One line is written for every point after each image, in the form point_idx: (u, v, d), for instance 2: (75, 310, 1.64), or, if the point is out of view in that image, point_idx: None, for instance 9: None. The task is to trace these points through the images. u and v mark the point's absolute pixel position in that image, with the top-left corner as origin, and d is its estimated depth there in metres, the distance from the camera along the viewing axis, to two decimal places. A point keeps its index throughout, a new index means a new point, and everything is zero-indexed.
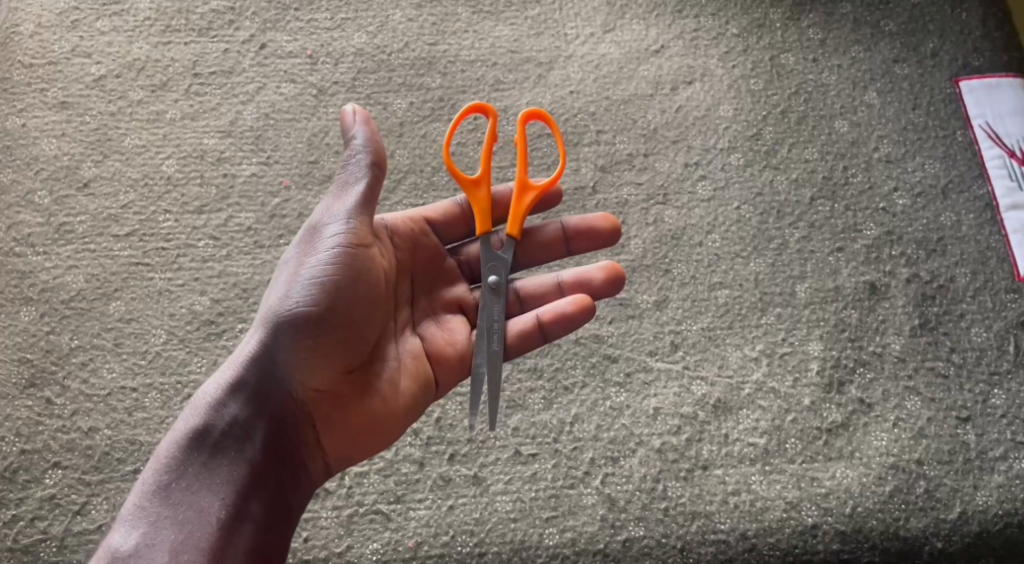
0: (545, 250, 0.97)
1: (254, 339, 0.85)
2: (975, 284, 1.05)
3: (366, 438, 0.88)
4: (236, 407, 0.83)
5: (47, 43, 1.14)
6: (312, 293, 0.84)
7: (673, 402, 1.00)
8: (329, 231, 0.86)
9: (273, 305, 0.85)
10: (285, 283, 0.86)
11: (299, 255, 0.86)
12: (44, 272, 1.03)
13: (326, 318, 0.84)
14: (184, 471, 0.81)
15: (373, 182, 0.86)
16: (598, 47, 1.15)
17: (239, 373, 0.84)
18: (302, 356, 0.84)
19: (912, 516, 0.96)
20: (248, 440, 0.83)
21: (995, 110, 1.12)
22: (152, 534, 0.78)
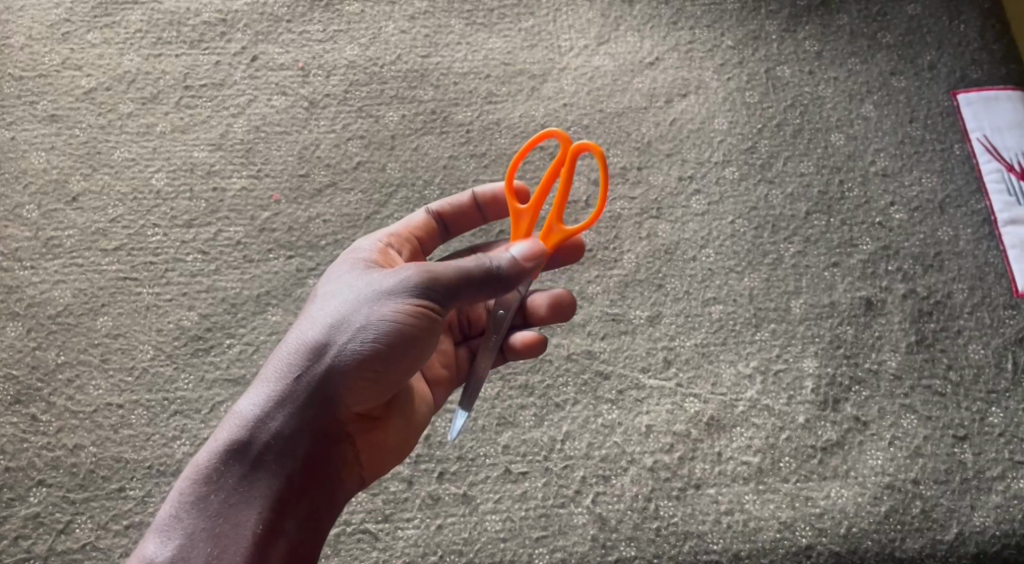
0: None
1: (308, 360, 0.80)
2: (972, 301, 1.03)
3: (395, 454, 0.87)
4: (283, 421, 0.79)
5: (37, 56, 1.13)
6: (382, 336, 0.78)
7: (666, 420, 0.98)
8: (415, 286, 0.79)
9: (338, 330, 0.79)
10: (359, 312, 0.79)
11: (378, 292, 0.80)
12: (29, 287, 1.02)
13: (387, 357, 0.79)
14: (223, 483, 0.78)
15: (486, 270, 0.80)
16: (592, 59, 1.14)
17: (288, 386, 0.80)
18: (358, 385, 0.80)
19: (908, 537, 0.95)
20: (291, 456, 0.80)
21: (993, 124, 1.11)
22: (188, 547, 0.76)
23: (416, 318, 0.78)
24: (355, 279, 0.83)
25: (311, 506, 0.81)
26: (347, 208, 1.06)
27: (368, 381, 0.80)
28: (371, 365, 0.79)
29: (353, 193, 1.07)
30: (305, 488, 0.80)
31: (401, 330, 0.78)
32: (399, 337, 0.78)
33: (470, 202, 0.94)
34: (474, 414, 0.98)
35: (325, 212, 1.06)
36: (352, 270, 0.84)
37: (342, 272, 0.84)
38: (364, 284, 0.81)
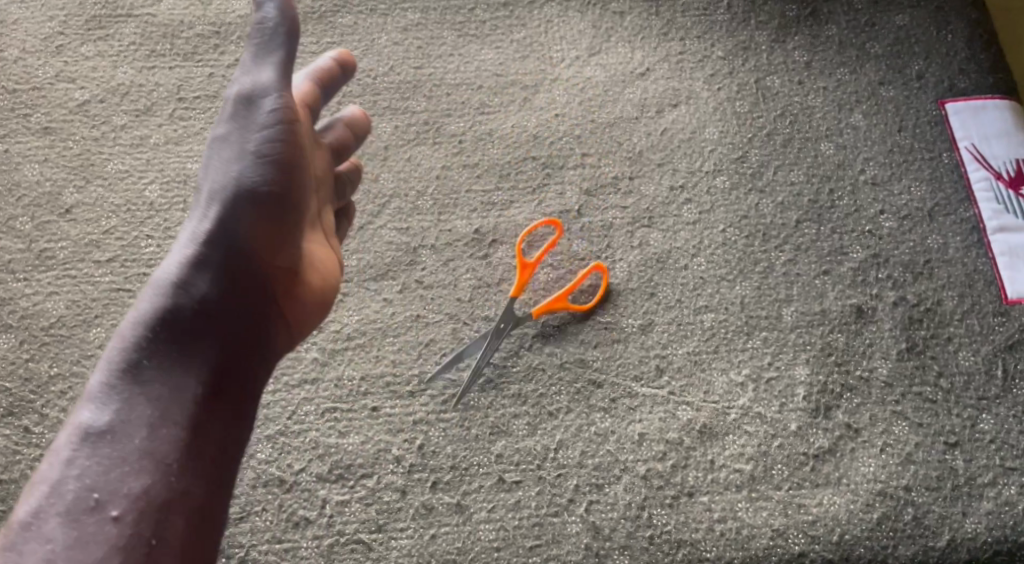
0: (350, 136, 1.00)
1: (211, 212, 0.84)
2: (961, 308, 1.04)
3: (317, 315, 0.89)
4: (206, 283, 0.81)
5: (31, 69, 1.13)
6: (268, 166, 0.84)
7: (659, 428, 0.99)
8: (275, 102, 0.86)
9: (229, 179, 0.84)
10: (240, 156, 0.85)
11: (251, 127, 0.86)
12: (22, 299, 1.02)
13: (282, 191, 0.84)
14: (153, 348, 0.78)
15: (290, 48, 0.89)
16: (583, 70, 1.15)
17: (198, 248, 0.82)
18: (263, 223, 0.83)
19: (901, 544, 0.95)
20: (218, 313, 0.81)
21: (981, 132, 1.12)
22: (126, 410, 0.76)
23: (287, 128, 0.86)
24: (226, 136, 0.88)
25: (250, 363, 0.81)
26: None
27: (270, 222, 0.84)
28: (269, 197, 0.84)
29: None
30: (239, 348, 0.81)
31: (277, 150, 0.85)
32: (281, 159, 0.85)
33: (333, 65, 0.98)
34: (467, 423, 0.98)
35: None
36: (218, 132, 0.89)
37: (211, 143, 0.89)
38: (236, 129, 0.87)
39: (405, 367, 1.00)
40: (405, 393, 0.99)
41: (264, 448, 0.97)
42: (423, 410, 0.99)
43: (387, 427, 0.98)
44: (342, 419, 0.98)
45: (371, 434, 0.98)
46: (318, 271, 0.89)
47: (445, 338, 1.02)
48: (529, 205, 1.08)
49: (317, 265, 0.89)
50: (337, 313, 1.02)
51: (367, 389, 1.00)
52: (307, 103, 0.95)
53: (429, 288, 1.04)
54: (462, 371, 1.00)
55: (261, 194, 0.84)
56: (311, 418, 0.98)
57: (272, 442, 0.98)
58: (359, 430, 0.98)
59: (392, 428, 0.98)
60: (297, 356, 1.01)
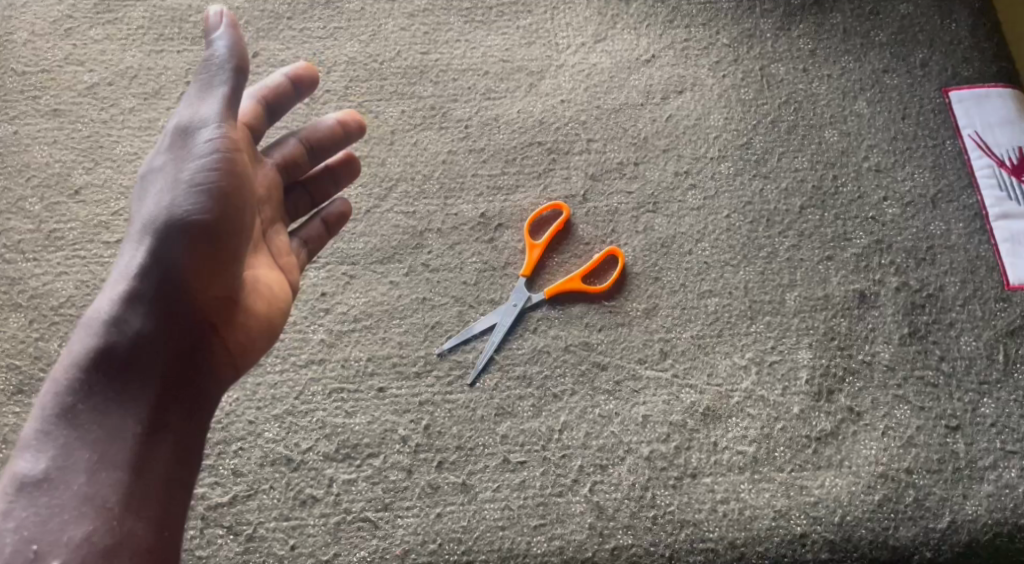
0: (327, 138, 1.00)
1: (143, 248, 0.84)
2: (964, 294, 1.05)
3: (260, 337, 0.89)
4: (139, 320, 0.82)
5: (40, 52, 1.13)
6: (201, 198, 0.84)
7: (662, 410, 1.00)
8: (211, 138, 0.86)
9: (160, 213, 0.84)
10: (172, 188, 0.85)
11: (187, 163, 0.86)
12: (32, 279, 1.03)
13: (214, 224, 0.84)
14: (90, 391, 0.79)
15: (235, 82, 0.88)
16: (589, 56, 1.16)
17: (133, 284, 0.82)
18: (196, 261, 0.83)
19: (901, 526, 0.96)
20: (155, 350, 0.81)
21: (984, 120, 1.13)
22: (63, 457, 0.77)
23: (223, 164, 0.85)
24: (162, 169, 0.88)
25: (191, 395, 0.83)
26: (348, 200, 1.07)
27: (202, 253, 0.84)
28: (203, 233, 0.84)
29: (353, 186, 1.08)
30: (177, 383, 0.82)
31: (212, 183, 0.85)
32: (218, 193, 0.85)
33: (284, 82, 0.97)
34: (473, 404, 0.99)
35: None
36: (155, 165, 0.89)
37: (150, 172, 0.89)
38: (173, 164, 0.87)
39: (412, 348, 1.01)
40: (411, 374, 1.00)
41: (272, 427, 0.98)
42: (430, 391, 1.00)
43: (394, 408, 0.99)
44: (349, 400, 0.99)
45: (378, 414, 0.99)
46: (263, 296, 0.90)
47: (451, 320, 1.02)
48: (535, 189, 1.09)
49: (255, 288, 0.89)
50: (344, 295, 1.03)
51: (373, 369, 1.00)
52: (251, 126, 0.95)
53: (436, 271, 1.05)
54: (469, 353, 1.01)
55: (195, 231, 0.83)
56: (318, 398, 0.99)
57: (280, 422, 0.98)
58: (366, 410, 0.99)
59: (398, 409, 0.99)
60: (304, 337, 1.02)
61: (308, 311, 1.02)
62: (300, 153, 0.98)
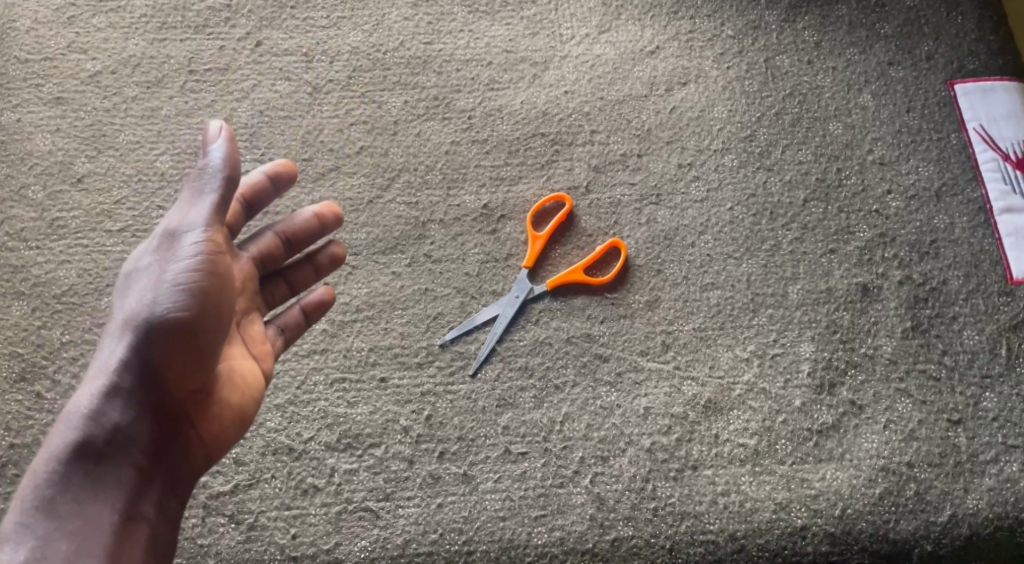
0: (306, 231, 0.98)
1: (123, 344, 0.83)
2: (967, 288, 1.05)
3: (234, 428, 0.88)
4: (117, 413, 0.82)
5: (42, 40, 1.12)
6: (183, 297, 0.81)
7: (664, 402, 1.00)
8: (194, 241, 0.83)
9: (141, 310, 0.82)
10: (155, 285, 0.83)
11: (169, 263, 0.83)
12: (35, 267, 1.03)
13: (195, 325, 0.81)
14: (69, 483, 0.81)
15: (227, 189, 0.84)
16: (593, 47, 1.15)
17: (112, 380, 0.82)
18: (176, 360, 0.82)
19: (902, 519, 0.96)
20: (132, 444, 0.83)
21: (990, 114, 1.12)
22: (42, 548, 0.78)
23: (204, 270, 0.82)
24: (147, 263, 0.85)
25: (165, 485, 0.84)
26: (350, 192, 1.07)
27: (182, 352, 0.82)
28: (183, 333, 0.81)
29: (356, 177, 1.08)
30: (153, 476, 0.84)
31: (195, 284, 0.81)
32: (197, 297, 0.81)
33: (263, 179, 0.95)
34: (474, 395, 0.99)
35: (328, 195, 1.07)
36: (143, 257, 0.87)
37: (139, 264, 0.88)
38: (156, 261, 0.84)
39: (414, 339, 1.01)
40: (412, 364, 1.00)
41: (273, 417, 0.98)
42: (431, 382, 1.00)
43: (396, 398, 0.99)
44: (351, 390, 0.99)
45: (379, 405, 0.99)
46: (239, 386, 0.89)
47: (453, 311, 1.02)
48: (538, 181, 1.09)
49: (229, 378, 0.88)
50: (345, 286, 1.03)
51: (375, 360, 1.00)
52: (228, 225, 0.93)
53: (438, 262, 1.04)
54: (470, 344, 1.01)
55: (170, 334, 0.81)
56: (320, 389, 0.99)
57: (281, 411, 0.99)
58: (368, 400, 0.99)
59: (400, 399, 0.99)
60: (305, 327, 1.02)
61: None
62: (277, 246, 0.96)
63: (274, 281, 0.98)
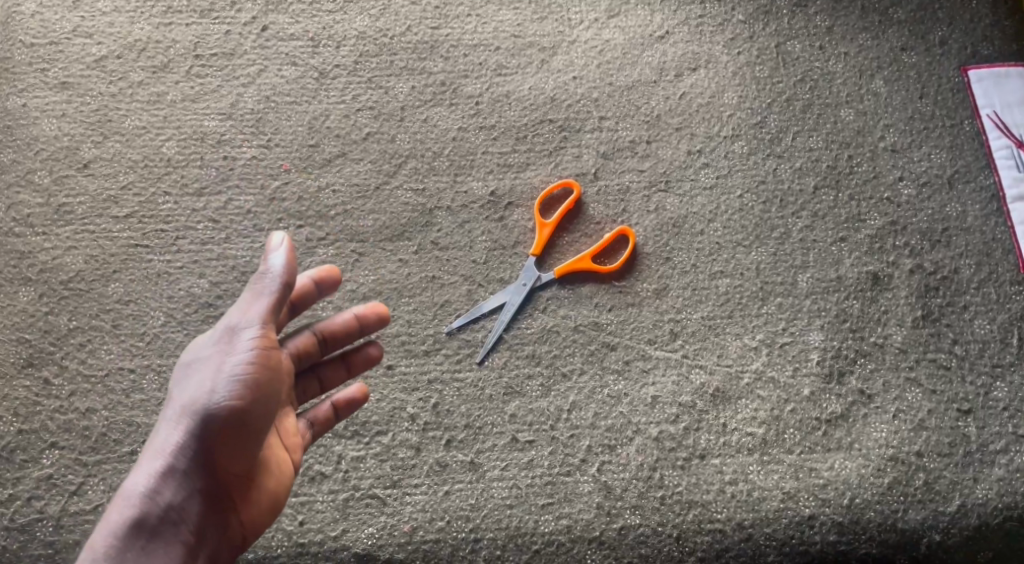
0: (345, 333, 0.95)
1: (179, 430, 0.83)
2: (979, 276, 1.04)
3: (272, 512, 0.88)
4: (171, 494, 0.83)
5: (47, 24, 1.11)
6: (238, 390, 0.82)
7: (672, 391, 0.99)
8: (250, 337, 0.83)
9: (197, 398, 0.82)
10: (211, 378, 0.83)
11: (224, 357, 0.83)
12: (41, 253, 1.02)
13: (247, 416, 0.82)
14: (123, 558, 0.81)
15: (284, 292, 0.85)
16: (602, 32, 1.14)
17: (167, 461, 0.83)
18: (227, 448, 0.82)
19: (911, 509, 0.96)
20: (183, 523, 0.83)
21: (1004, 100, 1.11)
22: None
23: (259, 365, 0.83)
24: (199, 355, 0.85)
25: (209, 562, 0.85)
26: (356, 178, 1.06)
27: (234, 442, 0.82)
28: (236, 423, 0.82)
29: (363, 163, 1.07)
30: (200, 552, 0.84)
31: (249, 379, 0.82)
32: (251, 391, 0.82)
33: (309, 283, 0.93)
34: (481, 383, 0.99)
35: (335, 182, 1.06)
36: (195, 349, 0.86)
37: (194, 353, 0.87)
38: (210, 354, 0.84)
39: (421, 327, 1.01)
40: (419, 351, 1.00)
41: None
42: (438, 369, 0.99)
43: (403, 386, 0.99)
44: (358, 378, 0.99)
45: (386, 392, 0.99)
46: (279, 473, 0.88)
47: (461, 299, 1.02)
48: (545, 167, 1.08)
49: (268, 465, 0.87)
50: (353, 273, 1.03)
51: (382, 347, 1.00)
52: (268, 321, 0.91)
53: (445, 249, 1.04)
54: (478, 332, 1.01)
55: (224, 425, 0.81)
56: None
57: None
58: (375, 388, 0.99)
59: (407, 387, 0.99)
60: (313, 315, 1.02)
61: None
62: (314, 344, 0.93)
63: (306, 377, 0.95)
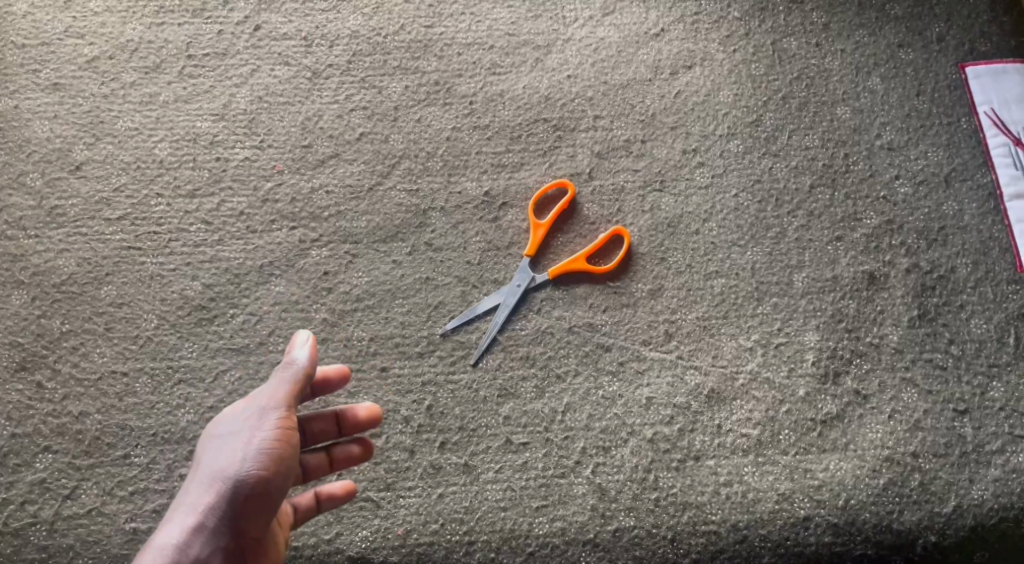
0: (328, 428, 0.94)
1: (211, 491, 0.84)
2: (975, 276, 1.03)
3: None
4: (201, 551, 0.83)
5: (39, 25, 1.11)
6: (269, 458, 0.84)
7: (666, 392, 0.99)
8: (275, 416, 0.86)
9: (229, 463, 0.84)
10: (242, 446, 0.85)
11: (248, 433, 0.85)
12: (34, 256, 1.02)
13: (273, 484, 0.84)
14: None
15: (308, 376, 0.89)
16: (597, 30, 1.13)
17: (199, 519, 0.83)
18: (255, 512, 0.84)
19: (906, 510, 0.96)
20: None
21: (1001, 97, 1.10)
22: None
23: (283, 443, 0.85)
24: (223, 432, 0.87)
25: None
26: (350, 179, 1.06)
27: (259, 507, 0.84)
28: (266, 488, 0.84)
29: (356, 164, 1.07)
30: None
31: (278, 449, 0.85)
32: (277, 462, 0.85)
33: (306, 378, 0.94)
34: (476, 385, 0.99)
35: (328, 182, 1.06)
36: (218, 427, 0.88)
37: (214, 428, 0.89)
38: (234, 431, 0.86)
39: (415, 329, 1.01)
40: (413, 354, 1.00)
41: None
42: (432, 371, 0.99)
43: (396, 388, 0.99)
44: (351, 380, 0.99)
45: (380, 395, 0.98)
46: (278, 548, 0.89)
47: (455, 300, 1.02)
48: (540, 167, 1.07)
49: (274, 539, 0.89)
50: (346, 274, 1.02)
51: (376, 350, 1.00)
52: None
53: (439, 250, 1.04)
54: (472, 333, 1.00)
55: (248, 497, 0.83)
56: None
57: None
58: (369, 390, 0.99)
59: (401, 389, 0.99)
60: (307, 318, 1.01)
61: (311, 292, 1.02)
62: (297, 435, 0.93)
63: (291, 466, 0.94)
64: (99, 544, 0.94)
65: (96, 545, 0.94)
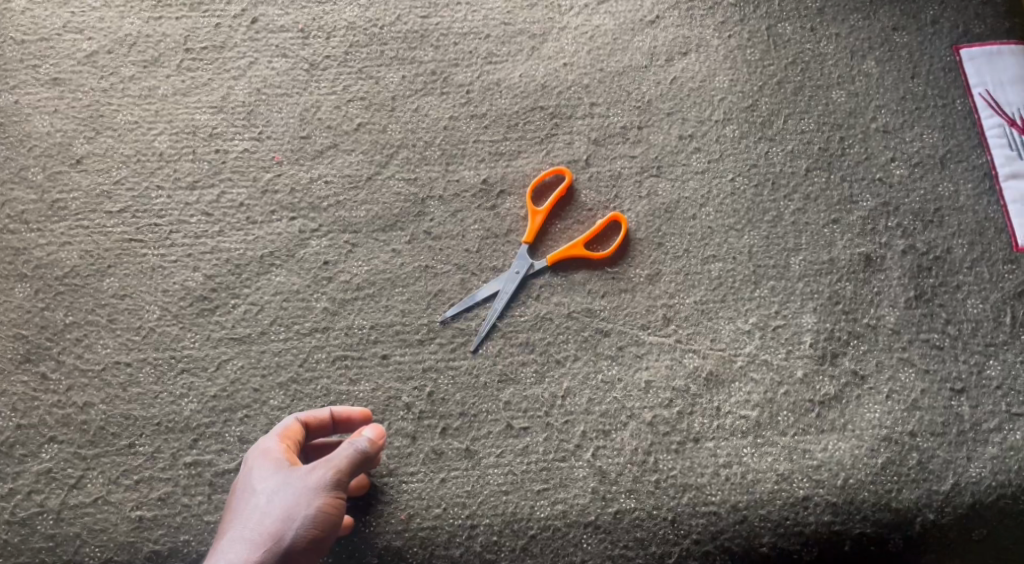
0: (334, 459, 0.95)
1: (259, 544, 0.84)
2: (971, 256, 1.04)
3: None
4: None
5: (38, 20, 1.11)
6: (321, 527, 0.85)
7: (665, 376, 1.00)
8: (335, 488, 0.86)
9: (282, 524, 0.84)
10: (296, 510, 0.85)
11: (300, 494, 0.86)
12: (36, 249, 1.03)
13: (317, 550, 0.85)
14: None
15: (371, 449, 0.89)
16: (592, 18, 1.13)
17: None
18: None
19: (905, 488, 0.96)
20: None
21: (995, 79, 1.10)
22: None
23: (336, 514, 0.86)
24: (273, 482, 0.87)
25: None
26: (348, 169, 1.07)
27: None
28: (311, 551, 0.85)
29: (355, 154, 1.07)
30: None
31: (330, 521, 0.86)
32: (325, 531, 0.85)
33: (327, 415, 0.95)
34: (476, 370, 1.00)
35: (327, 173, 1.06)
36: (265, 473, 0.88)
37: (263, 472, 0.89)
38: (288, 489, 0.86)
39: (415, 317, 1.01)
40: (414, 341, 1.00)
41: (277, 395, 0.99)
42: (433, 358, 1.00)
43: (398, 375, 1.00)
44: (353, 368, 1.00)
45: (381, 382, 0.99)
46: None
47: (454, 288, 1.02)
48: (538, 154, 1.08)
49: None
50: (346, 264, 1.03)
51: (377, 337, 1.01)
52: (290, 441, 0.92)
53: (438, 239, 1.04)
54: (471, 321, 1.01)
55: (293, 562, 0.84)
56: (322, 366, 1.00)
57: (285, 390, 0.99)
58: (370, 377, 1.00)
59: (402, 375, 1.00)
60: (307, 307, 1.02)
61: (312, 281, 1.03)
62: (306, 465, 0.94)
63: None
64: (105, 533, 0.95)
65: (102, 533, 0.95)
